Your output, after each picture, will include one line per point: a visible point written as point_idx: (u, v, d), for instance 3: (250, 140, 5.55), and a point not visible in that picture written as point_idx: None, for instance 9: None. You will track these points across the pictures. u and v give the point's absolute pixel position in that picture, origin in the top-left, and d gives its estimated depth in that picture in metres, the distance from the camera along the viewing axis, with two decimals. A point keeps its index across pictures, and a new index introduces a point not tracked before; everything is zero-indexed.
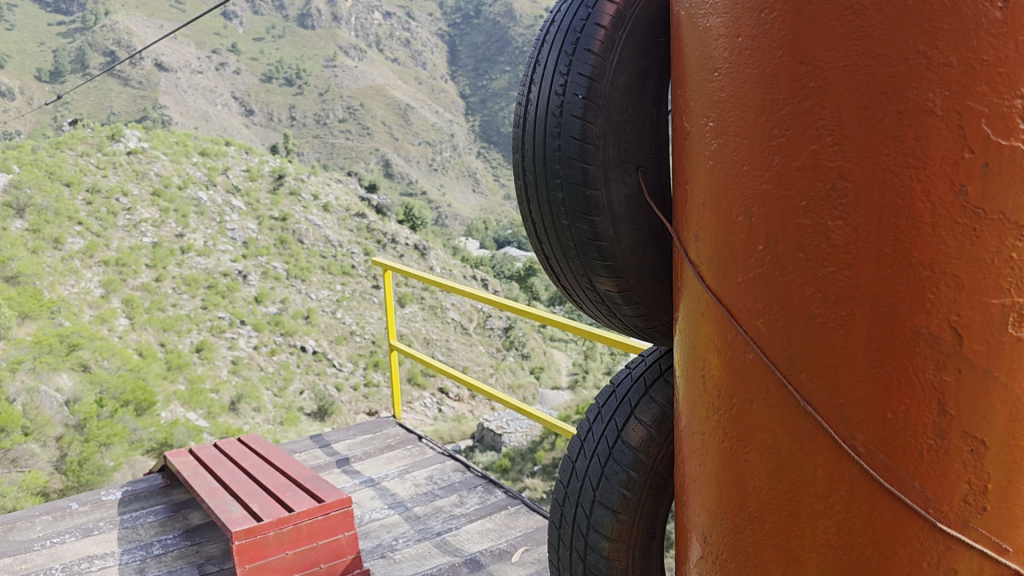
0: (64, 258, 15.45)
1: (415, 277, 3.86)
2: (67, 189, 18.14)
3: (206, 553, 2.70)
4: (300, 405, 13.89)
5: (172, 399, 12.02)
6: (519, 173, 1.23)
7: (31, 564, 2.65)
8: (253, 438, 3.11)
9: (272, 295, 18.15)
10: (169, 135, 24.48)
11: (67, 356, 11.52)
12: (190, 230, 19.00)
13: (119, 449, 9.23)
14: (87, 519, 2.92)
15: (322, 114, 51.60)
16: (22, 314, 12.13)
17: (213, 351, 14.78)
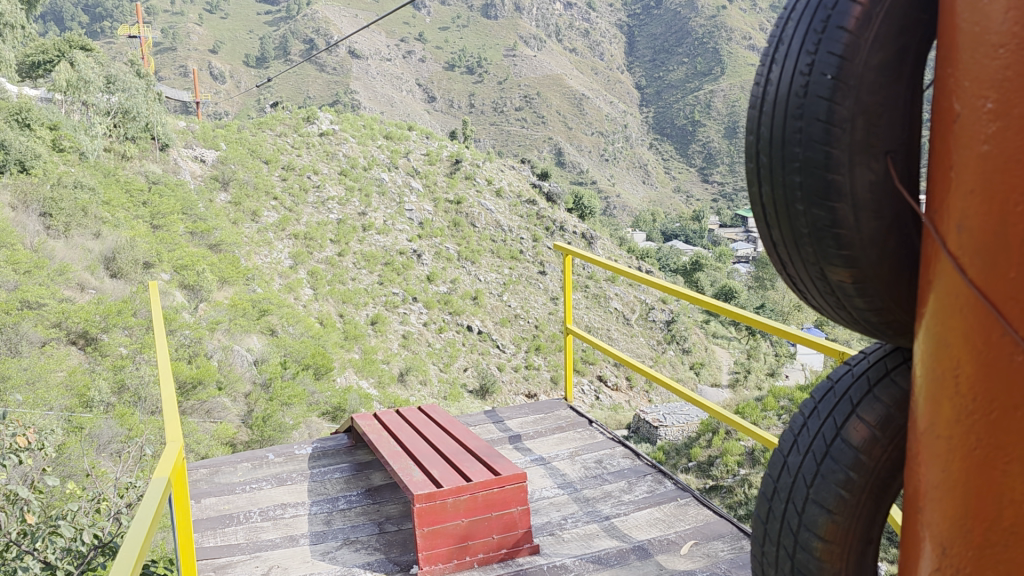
0: (260, 229, 16.69)
1: (595, 263, 3.87)
2: (267, 166, 19.70)
3: (386, 512, 2.84)
4: (463, 382, 14.67)
5: (348, 366, 12.75)
6: (750, 156, 1.21)
7: (233, 505, 2.88)
8: (432, 408, 3.23)
9: (443, 275, 18.81)
10: (358, 119, 25.88)
11: (258, 320, 12.42)
12: (372, 209, 20.00)
13: (297, 410, 9.87)
14: (281, 469, 3.15)
15: (499, 103, 52.90)
16: (222, 278, 13.22)
17: (386, 324, 15.52)
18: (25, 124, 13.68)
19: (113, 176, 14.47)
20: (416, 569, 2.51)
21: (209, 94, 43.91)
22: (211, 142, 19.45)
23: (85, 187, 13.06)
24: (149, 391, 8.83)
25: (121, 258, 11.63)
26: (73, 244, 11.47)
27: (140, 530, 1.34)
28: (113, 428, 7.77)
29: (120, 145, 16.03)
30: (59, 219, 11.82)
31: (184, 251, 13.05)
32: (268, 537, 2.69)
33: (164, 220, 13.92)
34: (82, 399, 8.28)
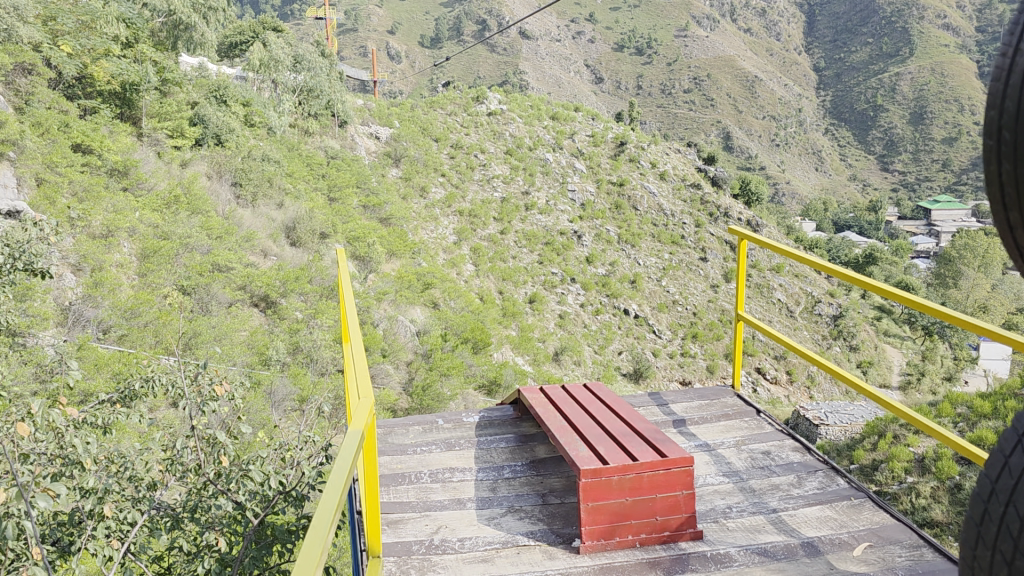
0: (428, 205, 17.26)
1: (775, 250, 3.76)
2: (436, 144, 20.36)
3: (550, 485, 2.89)
4: (618, 365, 14.72)
5: (506, 342, 13.01)
6: (995, 143, 1.34)
7: (405, 465, 3.02)
8: (597, 387, 3.26)
9: (602, 257, 18.73)
10: (526, 100, 26.20)
11: (422, 292, 12.86)
12: (536, 189, 20.21)
13: (455, 381, 10.18)
14: (450, 435, 3.28)
15: (667, 84, 52.00)
16: (391, 251, 13.80)
17: (544, 303, 15.68)
18: (222, 101, 14.94)
19: (296, 150, 15.54)
20: (578, 543, 2.53)
21: (387, 75, 46.03)
22: (386, 120, 20.50)
23: (271, 160, 14.04)
24: (320, 353, 9.38)
25: (300, 228, 12.44)
26: (258, 213, 12.37)
27: (340, 487, 1.39)
28: (286, 386, 8.36)
29: (304, 121, 17.19)
30: (247, 189, 12.82)
31: (357, 224, 13.73)
32: (437, 498, 2.80)
33: (340, 193, 14.71)
34: (260, 358, 8.92)
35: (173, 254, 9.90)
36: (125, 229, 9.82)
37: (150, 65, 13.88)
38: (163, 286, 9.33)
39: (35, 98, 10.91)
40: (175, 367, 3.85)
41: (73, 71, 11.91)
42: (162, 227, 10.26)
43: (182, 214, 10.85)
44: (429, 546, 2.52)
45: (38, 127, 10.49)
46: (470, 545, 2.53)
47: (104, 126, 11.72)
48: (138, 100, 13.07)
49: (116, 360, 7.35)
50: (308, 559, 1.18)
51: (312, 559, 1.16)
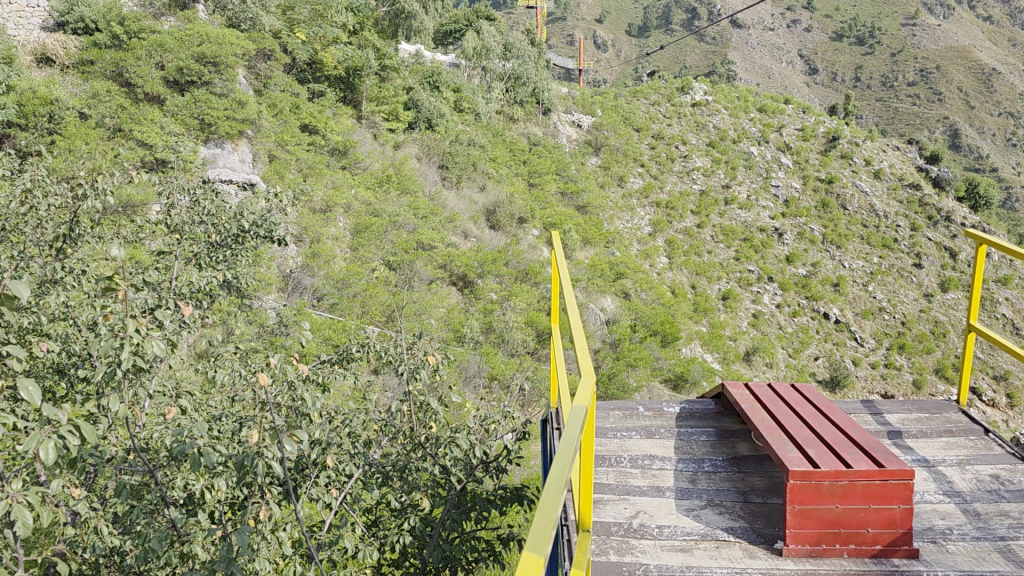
0: (625, 195, 17.28)
1: (1013, 254, 3.43)
2: (637, 134, 20.45)
3: (752, 483, 2.82)
4: (813, 371, 14.07)
5: (695, 338, 12.78)
6: None
7: (605, 448, 3.07)
8: (807, 389, 3.16)
9: (804, 257, 17.85)
10: (733, 90, 25.53)
11: (614, 282, 12.86)
12: (737, 182, 19.58)
13: (641, 372, 10.14)
14: (650, 423, 3.29)
15: (889, 77, 48.71)
16: (586, 239, 13.87)
17: (738, 301, 15.22)
18: (435, 87, 15.72)
19: (501, 136, 16.17)
20: (781, 546, 2.45)
21: (593, 64, 46.51)
22: (588, 109, 20.96)
23: (476, 145, 14.62)
24: (511, 335, 9.60)
25: (500, 212, 12.87)
26: (462, 196, 12.93)
27: (574, 442, 1.44)
28: (478, 364, 8.71)
29: (510, 108, 17.96)
30: (454, 171, 13.42)
31: (554, 210, 13.99)
32: (636, 484, 2.82)
33: (540, 179, 15.04)
34: (456, 334, 9.29)
35: (382, 231, 10.51)
36: (342, 205, 10.57)
37: (373, 50, 14.75)
38: (371, 260, 9.95)
39: (272, 82, 11.98)
40: (391, 335, 4.11)
41: (305, 57, 12.97)
42: (374, 205, 10.95)
43: (393, 193, 11.51)
44: (628, 529, 2.54)
45: (274, 108, 11.52)
46: (668, 533, 2.53)
47: (329, 109, 12.69)
48: (361, 85, 13.99)
49: (328, 326, 8.01)
50: (550, 503, 1.24)
51: (555, 504, 1.22)
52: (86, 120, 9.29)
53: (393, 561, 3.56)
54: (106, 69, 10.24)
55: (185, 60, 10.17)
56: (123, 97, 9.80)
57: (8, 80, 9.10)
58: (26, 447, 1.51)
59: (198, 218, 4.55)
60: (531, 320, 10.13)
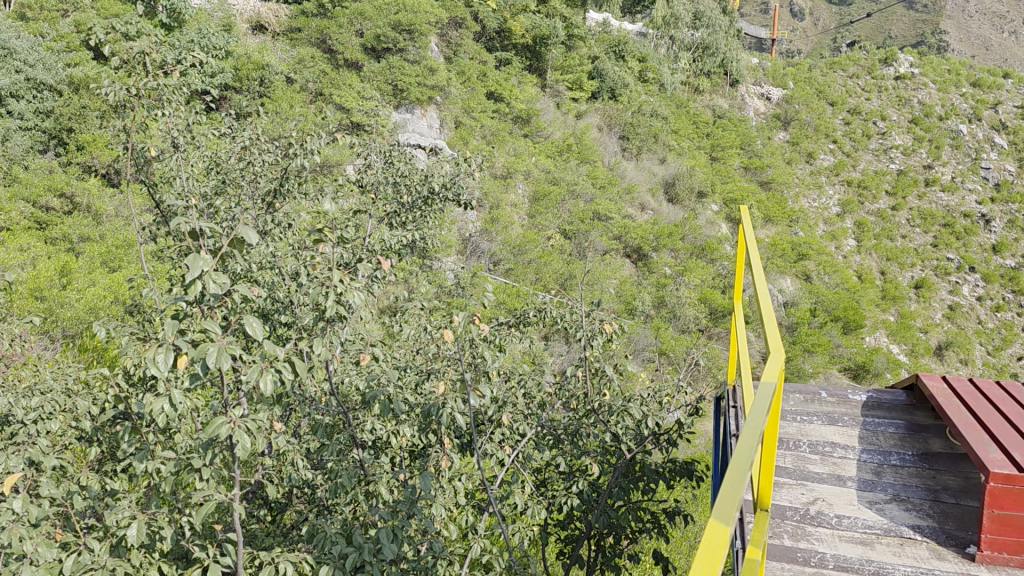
0: (813, 172, 16.49)
1: None
2: (831, 108, 19.51)
3: (943, 482, 2.65)
4: (1014, 372, 12.93)
5: (881, 327, 12.08)
6: None
7: (783, 430, 2.99)
8: (1014, 387, 2.92)
9: (1013, 247, 16.34)
10: (944, 63, 23.66)
11: (795, 263, 12.34)
12: (941, 162, 18.16)
13: (819, 359, 9.73)
14: (832, 410, 3.16)
15: None
16: (767, 217, 13.37)
17: (932, 291, 14.18)
18: (620, 56, 15.61)
19: (684, 107, 15.91)
20: (974, 551, 2.30)
21: (789, 33, 44.49)
22: (779, 80, 20.13)
23: (659, 116, 14.45)
24: (683, 310, 9.43)
25: (679, 184, 12.68)
26: (641, 167, 12.92)
27: (762, 418, 1.40)
28: (647, 337, 8.72)
29: (695, 79, 17.57)
30: (634, 142, 13.39)
31: (736, 185, 13.59)
32: (815, 470, 2.73)
33: (723, 153, 14.62)
34: (626, 307, 9.26)
35: (560, 200, 10.61)
36: (522, 172, 10.79)
37: (562, 19, 14.82)
38: (548, 228, 10.11)
39: (462, 49, 12.37)
40: (570, 301, 4.18)
41: (495, 25, 13.25)
42: (553, 173, 11.09)
43: (573, 162, 11.57)
44: (804, 515, 2.47)
45: (462, 75, 11.92)
46: (847, 524, 2.43)
47: (515, 77, 12.95)
48: (547, 53, 14.12)
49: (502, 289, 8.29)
50: (737, 478, 1.21)
51: (742, 479, 1.19)
52: (292, 84, 9.97)
53: (559, 522, 3.64)
54: (312, 36, 10.88)
55: (382, 28, 10.68)
56: (325, 62, 10.43)
57: (227, 46, 9.93)
58: (250, 378, 1.66)
59: (392, 179, 4.77)
60: (705, 297, 9.92)
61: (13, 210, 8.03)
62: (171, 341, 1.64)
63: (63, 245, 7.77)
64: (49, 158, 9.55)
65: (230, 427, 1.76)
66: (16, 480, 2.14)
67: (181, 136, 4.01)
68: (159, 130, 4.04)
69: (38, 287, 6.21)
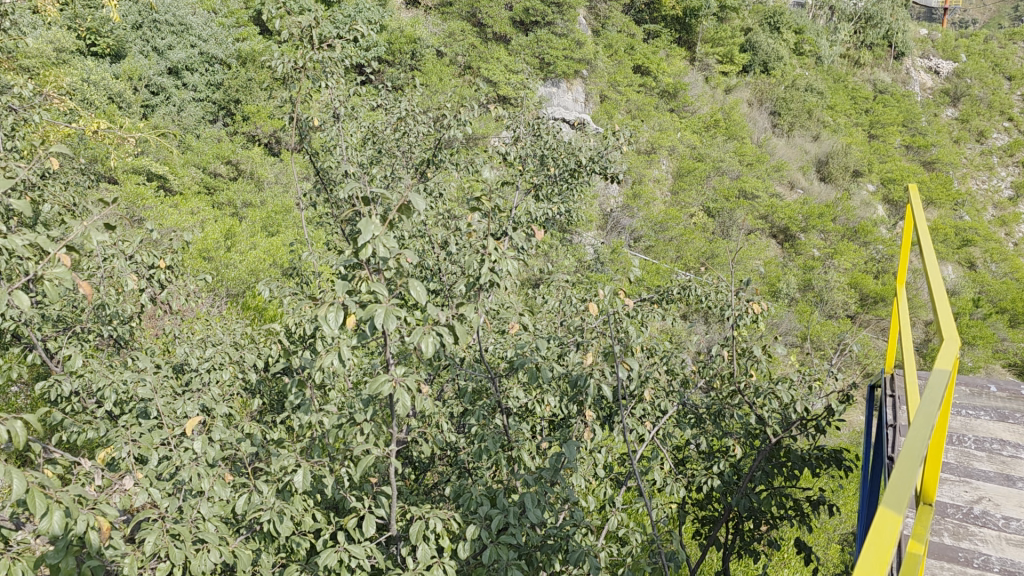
0: (984, 152, 15.36)
1: None
2: (1008, 84, 18.23)
3: None
4: None
5: None
6: None
7: (947, 424, 2.82)
8: None
9: None
10: None
11: (958, 250, 11.58)
12: None
13: (980, 353, 9.13)
14: (1001, 405, 2.95)
15: None
16: (928, 200, 12.58)
17: None
18: (775, 28, 15.02)
19: (842, 82, 15.15)
20: None
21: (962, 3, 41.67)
22: (951, 54, 18.90)
23: (814, 91, 13.88)
24: (831, 295, 9.02)
25: (833, 163, 12.20)
26: (793, 144, 12.53)
27: (936, 407, 1.32)
28: (790, 322, 8.51)
29: (856, 52, 16.71)
30: (786, 119, 12.99)
31: (896, 164, 12.87)
32: (981, 468, 2.57)
33: (883, 131, 13.88)
34: (770, 289, 8.96)
35: (704, 176, 10.40)
36: (667, 147, 10.62)
37: None
38: (691, 205, 9.92)
39: (610, 22, 12.26)
40: (718, 279, 4.09)
41: None
42: (699, 149, 10.85)
43: (719, 138, 11.31)
44: (967, 514, 2.33)
45: (610, 49, 11.82)
46: (1016, 527, 2.27)
47: (663, 50, 12.72)
48: (697, 26, 13.77)
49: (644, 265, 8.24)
50: (907, 470, 1.15)
51: (915, 468, 1.13)
52: (442, 57, 10.19)
53: (697, 502, 3.60)
54: (462, 9, 11.00)
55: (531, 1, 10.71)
56: (474, 36, 10.57)
57: (382, 20, 10.23)
58: (412, 339, 1.72)
59: (540, 152, 4.80)
60: (856, 281, 9.45)
61: (186, 176, 8.62)
62: (342, 300, 1.73)
63: (229, 210, 8.28)
64: (218, 129, 10.19)
65: (392, 385, 1.85)
66: (197, 423, 2.33)
67: (342, 106, 4.18)
68: (322, 100, 4.22)
69: (207, 249, 6.67)
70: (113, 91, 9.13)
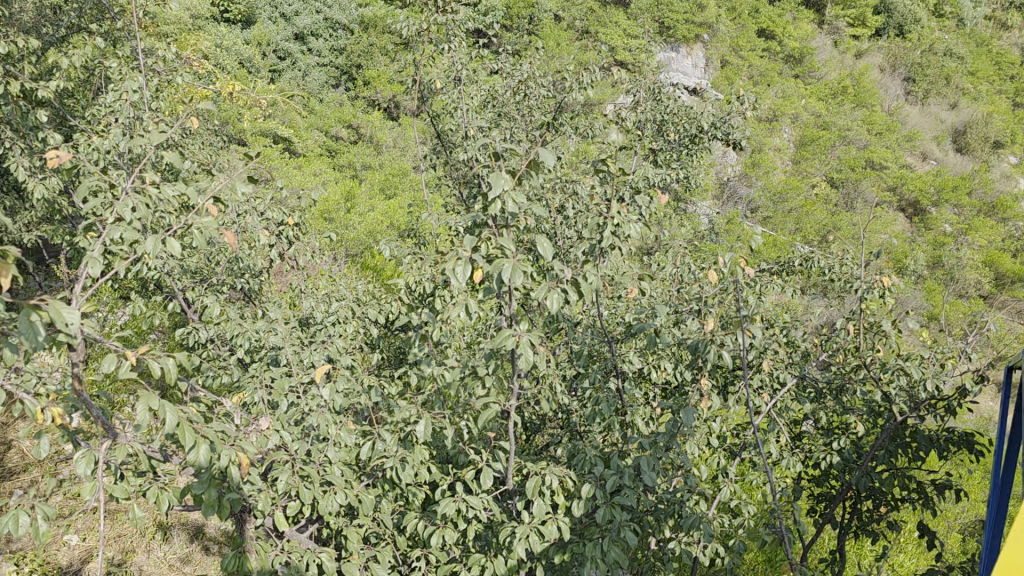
0: None
1: None
2: None
3: None
4: None
5: None
6: None
7: None
8: None
9: None
10: None
11: None
12: None
13: None
14: None
15: None
16: None
17: None
18: None
19: (985, 45, 14.24)
20: None
21: None
22: None
23: (953, 56, 13.13)
24: (964, 273, 8.43)
25: (972, 132, 11.56)
26: (927, 112, 12.09)
27: None
28: (917, 299, 8.28)
29: (1001, 14, 15.68)
30: (921, 85, 12.57)
31: None
32: None
33: None
34: (897, 264, 8.57)
35: (829, 145, 10.05)
36: (789, 115, 10.42)
37: None
38: (813, 175, 9.57)
39: None
40: (844, 250, 3.94)
41: None
42: (824, 117, 10.54)
43: (847, 106, 10.99)
44: None
45: (733, 12, 11.53)
46: None
47: (789, 14, 12.27)
48: None
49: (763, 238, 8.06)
50: None
51: None
52: (559, 22, 10.12)
53: (813, 478, 3.50)
54: None
55: None
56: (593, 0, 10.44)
57: None
58: (538, 296, 1.74)
59: (661, 116, 4.72)
60: (992, 259, 8.93)
61: (309, 139, 8.91)
62: (470, 255, 1.76)
63: (349, 172, 8.53)
64: (340, 93, 10.48)
65: (515, 340, 1.88)
66: (324, 372, 2.43)
67: (463, 69, 4.21)
68: (444, 63, 4.26)
69: (328, 209, 6.90)
70: (243, 56, 9.50)
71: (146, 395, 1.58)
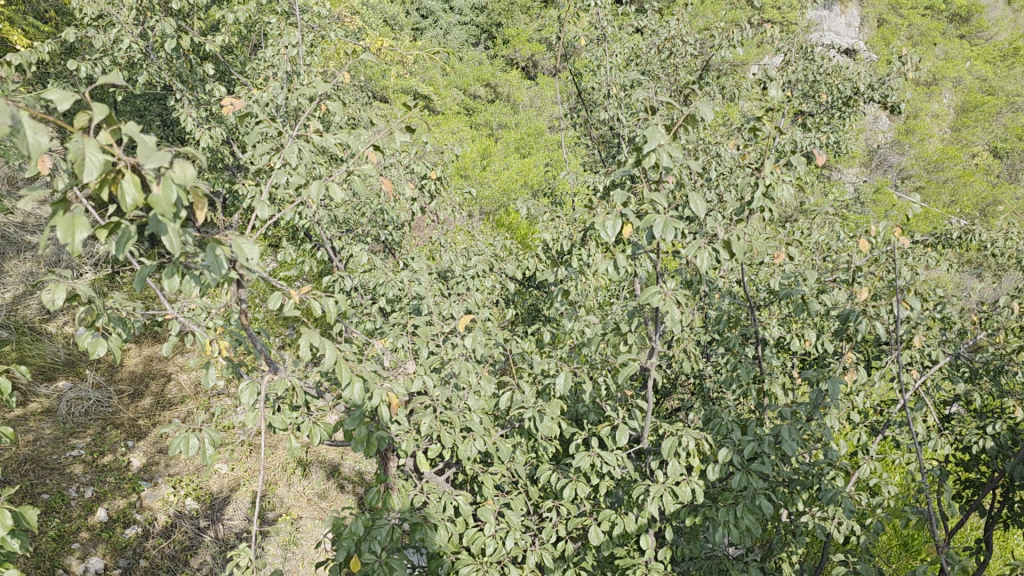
0: None
1: None
2: None
3: None
4: None
5: None
6: None
7: None
8: None
9: None
10: None
11: None
12: None
13: None
14: None
15: None
16: None
17: None
18: None
19: None
20: None
21: None
22: None
23: None
24: None
25: None
26: None
27: None
28: None
29: None
30: None
31: None
32: None
33: None
34: None
35: (993, 113, 9.66)
36: (952, 78, 10.65)
37: None
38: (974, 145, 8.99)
39: None
40: (1009, 223, 3.67)
41: None
42: (989, 79, 10.73)
43: (1015, 67, 11.21)
44: None
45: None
46: None
47: None
48: None
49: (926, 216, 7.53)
50: None
51: None
52: None
53: (960, 462, 3.32)
54: None
55: None
56: None
57: None
58: (689, 253, 1.72)
59: (812, 76, 4.51)
60: None
61: (448, 97, 9.03)
62: (619, 210, 1.75)
63: (485, 130, 8.63)
64: (479, 51, 10.60)
65: (662, 298, 1.86)
66: (466, 321, 2.48)
67: (609, 25, 4.13)
68: (589, 19, 4.20)
69: (465, 166, 7.02)
70: (388, 14, 9.71)
71: (307, 332, 1.66)
